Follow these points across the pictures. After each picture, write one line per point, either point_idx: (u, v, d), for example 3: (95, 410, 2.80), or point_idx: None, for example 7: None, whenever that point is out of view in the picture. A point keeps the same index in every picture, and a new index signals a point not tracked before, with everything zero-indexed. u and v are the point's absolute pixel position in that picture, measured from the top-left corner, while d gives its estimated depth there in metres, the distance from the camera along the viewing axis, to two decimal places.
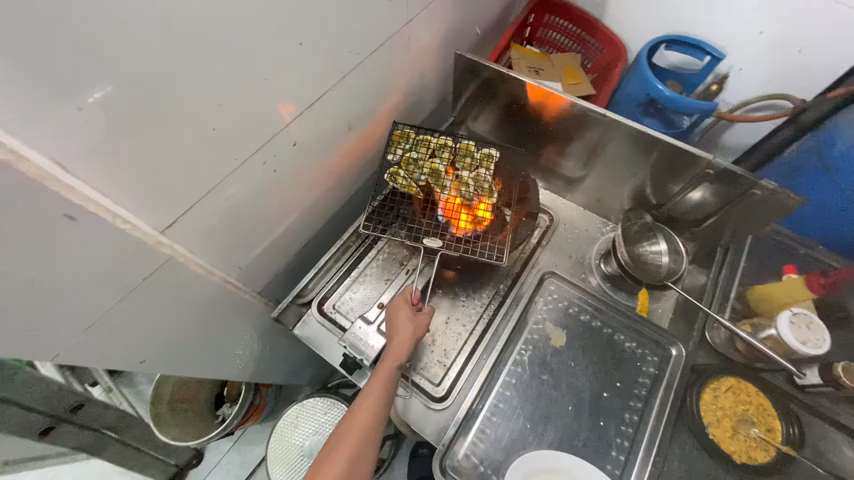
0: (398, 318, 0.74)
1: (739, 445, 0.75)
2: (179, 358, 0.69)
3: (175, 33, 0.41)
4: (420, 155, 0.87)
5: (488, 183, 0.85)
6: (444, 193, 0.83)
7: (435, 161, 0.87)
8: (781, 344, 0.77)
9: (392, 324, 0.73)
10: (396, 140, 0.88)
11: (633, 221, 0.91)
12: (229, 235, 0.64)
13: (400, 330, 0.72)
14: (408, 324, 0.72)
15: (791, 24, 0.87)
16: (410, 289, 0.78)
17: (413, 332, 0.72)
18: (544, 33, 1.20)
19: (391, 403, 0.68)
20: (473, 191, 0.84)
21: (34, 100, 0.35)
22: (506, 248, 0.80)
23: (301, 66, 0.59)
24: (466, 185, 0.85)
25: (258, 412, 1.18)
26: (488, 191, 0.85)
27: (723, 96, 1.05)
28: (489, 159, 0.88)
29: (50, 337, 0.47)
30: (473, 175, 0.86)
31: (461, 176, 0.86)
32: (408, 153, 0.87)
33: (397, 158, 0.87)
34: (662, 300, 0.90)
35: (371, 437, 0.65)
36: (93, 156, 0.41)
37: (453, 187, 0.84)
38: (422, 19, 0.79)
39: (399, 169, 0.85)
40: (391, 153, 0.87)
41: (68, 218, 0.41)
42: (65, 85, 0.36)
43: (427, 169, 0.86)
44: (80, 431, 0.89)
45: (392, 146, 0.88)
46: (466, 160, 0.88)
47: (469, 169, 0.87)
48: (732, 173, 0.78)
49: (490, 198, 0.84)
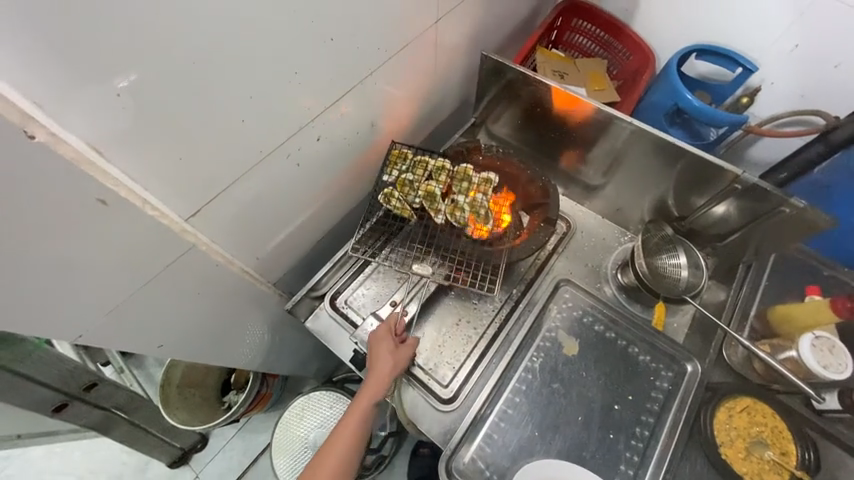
0: (379, 351, 0.73)
1: (751, 467, 0.74)
2: (194, 345, 0.69)
3: (212, 22, 0.41)
4: (416, 176, 0.86)
5: (484, 209, 0.84)
6: (439, 218, 0.83)
7: (431, 182, 0.85)
8: (800, 366, 0.76)
9: (372, 357, 0.73)
10: (393, 160, 0.86)
11: (653, 233, 0.90)
12: (249, 227, 0.64)
13: (380, 363, 0.72)
14: (388, 359, 0.72)
15: (828, 39, 0.85)
16: (395, 319, 0.77)
17: (392, 367, 0.72)
18: (570, 37, 1.18)
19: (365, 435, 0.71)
20: (467, 217, 0.83)
21: (74, 83, 0.35)
22: (498, 279, 0.79)
23: (331, 60, 0.58)
24: (461, 210, 0.83)
25: (264, 401, 1.19)
26: (484, 218, 0.83)
27: (753, 109, 1.03)
28: (487, 183, 0.86)
29: (75, 318, 0.47)
30: (470, 200, 0.84)
31: (457, 201, 0.84)
32: (405, 174, 0.85)
33: (393, 179, 0.85)
34: (678, 315, 0.88)
35: (347, 463, 0.69)
36: (127, 142, 0.42)
37: (448, 211, 0.84)
38: (451, 17, 0.78)
39: (394, 190, 0.84)
40: (387, 173, 0.85)
41: (101, 202, 0.41)
42: (105, 69, 0.36)
43: (422, 191, 0.85)
44: (91, 409, 0.91)
45: (388, 166, 0.86)
46: (463, 184, 0.86)
47: (465, 193, 0.85)
48: (760, 188, 0.77)
49: (485, 227, 0.82)
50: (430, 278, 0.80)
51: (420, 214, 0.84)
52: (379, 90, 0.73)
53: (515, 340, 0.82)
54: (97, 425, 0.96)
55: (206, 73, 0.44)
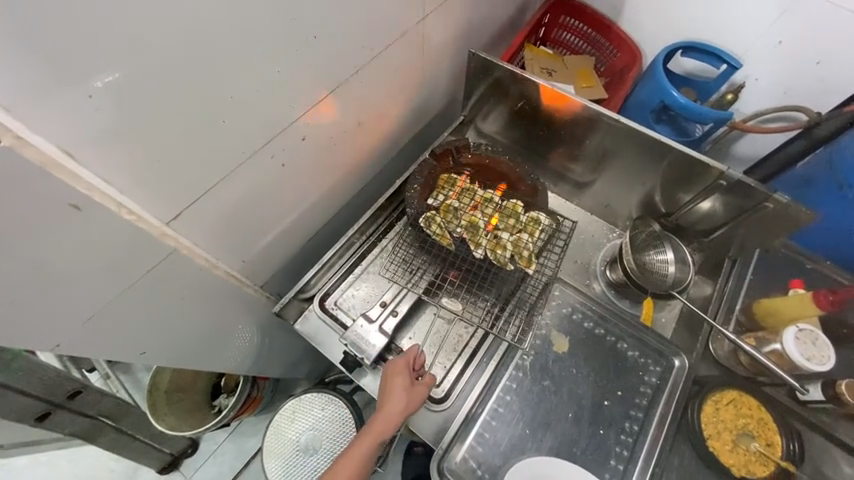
0: (394, 384, 0.70)
1: (738, 459, 0.75)
2: (179, 351, 0.68)
3: (189, 23, 0.40)
4: (462, 204, 0.86)
5: (528, 250, 0.82)
6: (479, 251, 0.81)
7: (476, 214, 0.85)
8: (785, 358, 0.77)
9: (386, 390, 0.69)
10: (440, 184, 0.88)
11: (641, 228, 0.92)
12: (233, 229, 0.63)
13: (393, 399, 0.69)
14: (402, 397, 0.68)
15: (810, 36, 0.86)
16: (415, 353, 0.74)
17: (405, 405, 0.69)
18: (557, 34, 1.18)
19: (369, 471, 0.68)
20: (508, 256, 0.81)
21: (49, 82, 0.34)
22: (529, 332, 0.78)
23: (313, 60, 0.57)
24: (504, 248, 0.82)
25: (255, 404, 1.17)
26: (527, 259, 0.81)
27: (737, 106, 1.04)
28: (535, 224, 0.85)
29: (51, 328, 0.46)
30: (514, 239, 0.83)
31: (500, 237, 0.83)
32: (450, 201, 0.86)
33: (437, 204, 0.85)
34: (666, 310, 0.89)
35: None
36: (100, 144, 0.40)
37: (489, 247, 0.82)
38: (437, 16, 0.78)
39: (436, 214, 0.83)
40: (433, 197, 0.86)
41: (73, 206, 0.40)
42: (79, 68, 0.35)
43: (465, 221, 0.84)
44: (76, 418, 0.90)
45: (435, 191, 0.87)
46: (509, 221, 0.85)
47: (510, 230, 0.84)
48: (745, 185, 0.77)
49: (527, 269, 0.80)
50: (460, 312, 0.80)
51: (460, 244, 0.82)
52: (366, 89, 0.73)
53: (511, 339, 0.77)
54: (82, 433, 0.94)
55: (186, 71, 0.43)
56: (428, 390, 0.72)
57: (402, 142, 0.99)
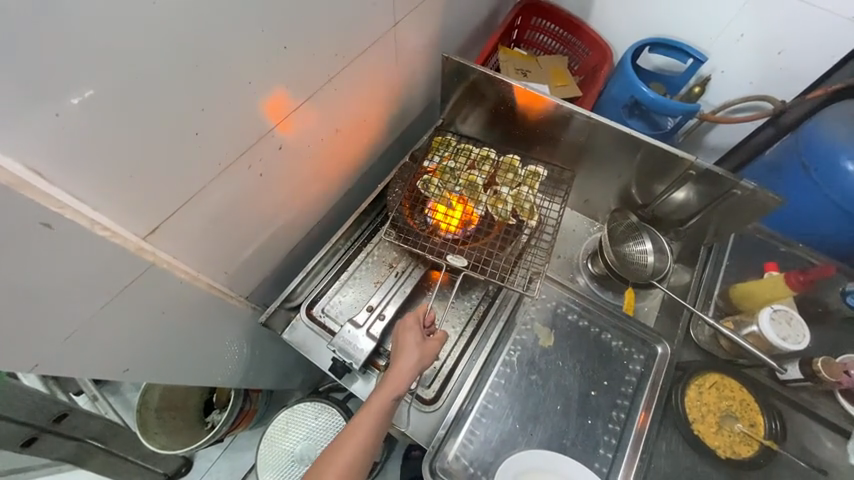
0: (406, 341, 0.70)
1: (723, 440, 0.76)
2: (165, 368, 0.68)
3: (158, 40, 0.41)
4: (458, 165, 0.91)
5: (528, 203, 0.86)
6: (480, 208, 0.84)
7: (473, 172, 0.90)
8: (762, 340, 0.79)
9: (398, 347, 0.70)
10: (435, 146, 0.95)
11: (618, 221, 0.95)
12: (214, 241, 0.64)
13: (405, 354, 0.69)
14: (414, 353, 0.69)
15: (769, 29, 0.90)
16: (423, 312, 0.75)
17: (418, 360, 0.68)
18: (531, 35, 1.21)
19: (383, 435, 0.65)
20: (510, 210, 0.85)
21: (21, 101, 0.34)
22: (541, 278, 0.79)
23: (287, 68, 0.58)
24: (505, 203, 0.85)
25: (249, 418, 1.16)
26: (529, 212, 0.85)
27: (706, 97, 1.08)
28: (534, 177, 0.90)
29: (34, 346, 0.46)
30: (514, 193, 0.87)
31: (500, 193, 0.86)
32: (445, 164, 0.91)
33: (434, 166, 0.90)
34: (648, 299, 0.93)
35: (355, 473, 0.61)
36: (69, 161, 0.40)
37: (490, 202, 0.85)
38: (409, 21, 0.79)
39: (433, 178, 0.88)
40: (428, 159, 0.92)
41: (45, 225, 0.40)
42: (50, 86, 0.35)
43: (463, 180, 0.88)
44: (64, 442, 0.88)
45: (431, 153, 0.94)
46: (508, 175, 0.89)
47: (510, 185, 0.88)
48: (713, 173, 0.79)
49: (529, 220, 0.83)
50: (464, 269, 0.78)
51: (461, 201, 0.85)
52: (341, 95, 0.74)
53: (522, 288, 0.78)
54: (71, 457, 0.93)
55: (159, 83, 0.43)
56: (438, 347, 0.73)
57: (381, 148, 1.00)
